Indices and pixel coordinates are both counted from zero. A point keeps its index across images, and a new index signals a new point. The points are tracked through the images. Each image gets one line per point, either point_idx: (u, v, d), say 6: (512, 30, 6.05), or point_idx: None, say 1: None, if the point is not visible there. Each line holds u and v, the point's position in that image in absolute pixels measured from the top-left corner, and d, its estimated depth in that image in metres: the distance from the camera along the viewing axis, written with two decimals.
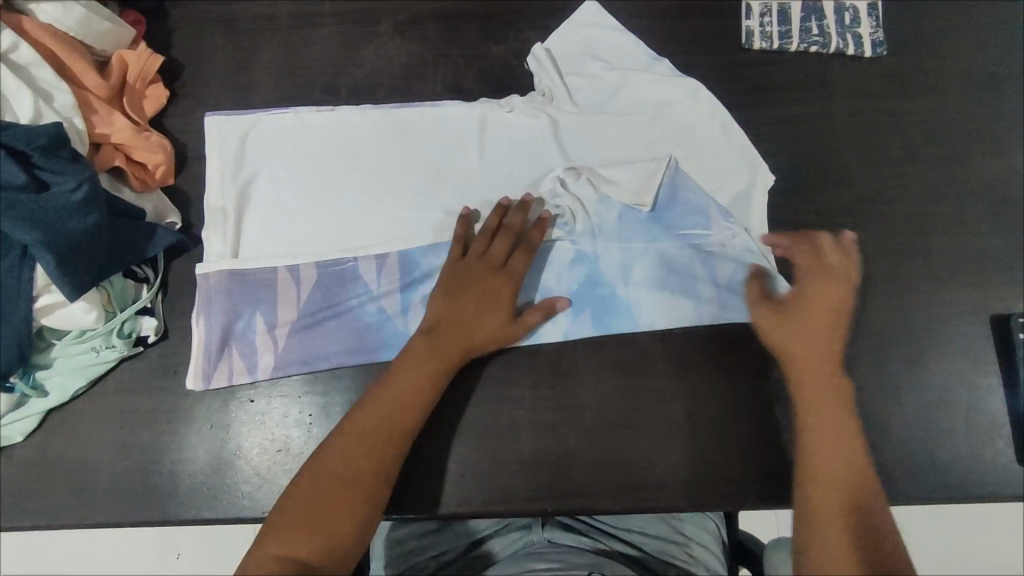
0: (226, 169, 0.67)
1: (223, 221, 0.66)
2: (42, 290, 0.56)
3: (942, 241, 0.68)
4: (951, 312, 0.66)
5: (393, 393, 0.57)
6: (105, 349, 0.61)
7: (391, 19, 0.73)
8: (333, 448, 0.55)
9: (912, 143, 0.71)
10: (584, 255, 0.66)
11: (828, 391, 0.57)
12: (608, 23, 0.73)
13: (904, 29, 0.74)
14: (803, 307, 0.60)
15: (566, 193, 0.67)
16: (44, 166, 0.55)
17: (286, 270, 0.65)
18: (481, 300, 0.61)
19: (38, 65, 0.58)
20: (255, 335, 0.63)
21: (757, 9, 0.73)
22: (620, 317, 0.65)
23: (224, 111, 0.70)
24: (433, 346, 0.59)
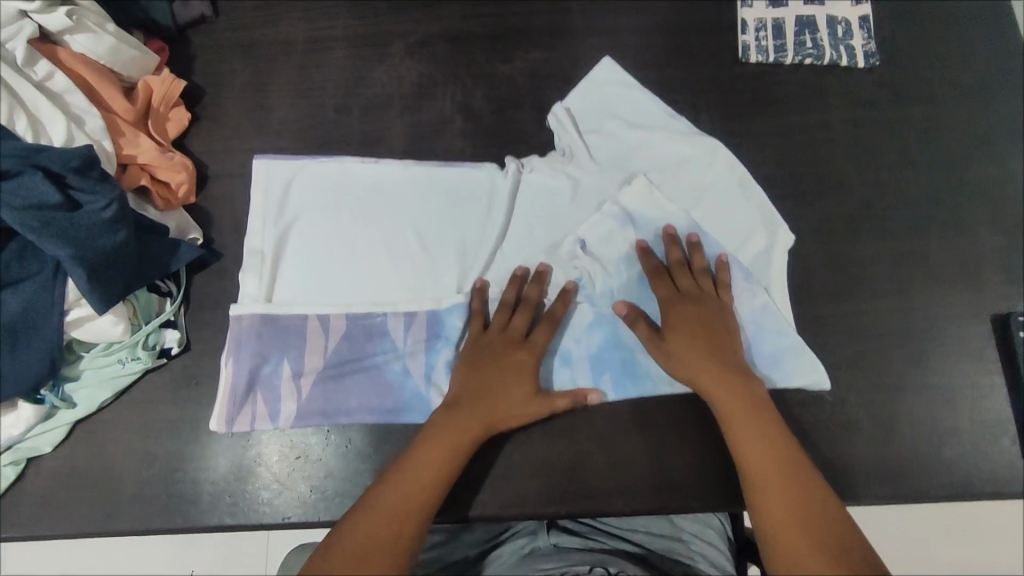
0: (267, 214, 0.69)
1: (263, 268, 0.68)
2: (73, 303, 0.58)
3: (940, 244, 0.70)
4: (953, 311, 0.68)
5: (419, 464, 0.58)
6: (130, 361, 0.63)
7: (402, 42, 0.77)
8: (355, 522, 0.55)
9: (908, 149, 0.73)
10: (601, 318, 0.67)
11: (742, 410, 0.59)
12: (625, 81, 0.74)
13: (895, 40, 0.76)
14: (680, 326, 0.63)
15: (586, 255, 0.69)
16: (77, 186, 0.58)
17: (316, 318, 0.67)
18: (507, 378, 0.62)
19: (71, 91, 0.62)
20: (280, 382, 0.65)
21: (752, 25, 0.76)
22: (642, 382, 0.65)
23: (270, 154, 0.72)
24: (459, 418, 0.60)
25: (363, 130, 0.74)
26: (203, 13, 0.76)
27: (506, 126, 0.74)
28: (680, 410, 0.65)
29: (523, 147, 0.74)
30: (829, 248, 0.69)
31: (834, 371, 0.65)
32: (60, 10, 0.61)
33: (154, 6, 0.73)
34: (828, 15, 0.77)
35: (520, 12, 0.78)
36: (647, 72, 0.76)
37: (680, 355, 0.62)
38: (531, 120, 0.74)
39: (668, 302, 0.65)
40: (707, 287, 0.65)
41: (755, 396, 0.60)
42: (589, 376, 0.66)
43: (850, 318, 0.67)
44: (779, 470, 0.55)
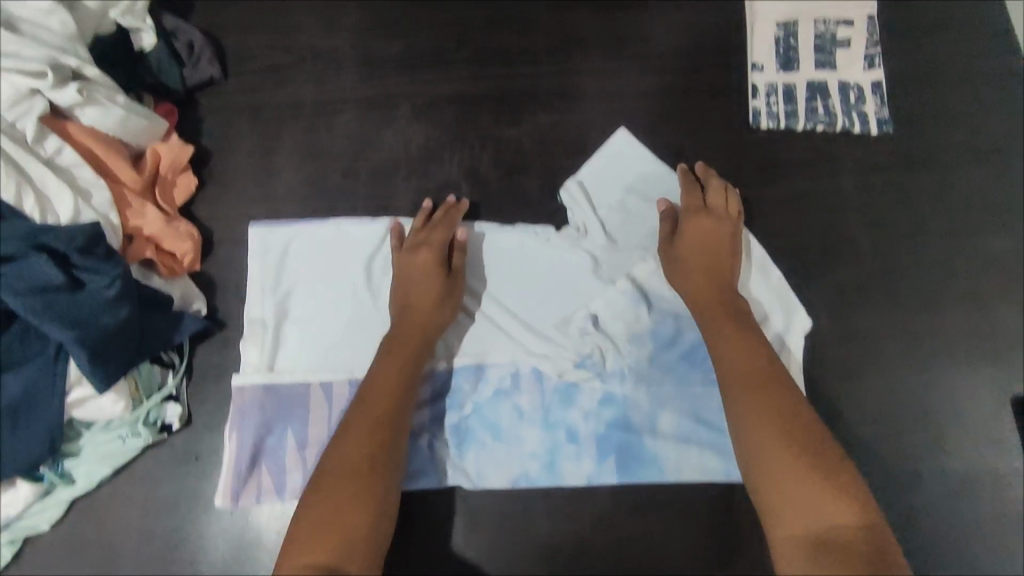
0: (266, 281, 0.69)
1: (265, 336, 0.67)
2: (75, 381, 0.58)
3: (957, 320, 0.68)
4: (969, 390, 0.67)
5: (375, 388, 0.61)
6: (131, 437, 0.62)
7: (409, 104, 0.76)
8: (350, 429, 0.57)
9: (924, 219, 0.71)
10: (610, 396, 0.69)
11: (731, 342, 0.62)
12: (641, 150, 0.74)
13: (910, 105, 0.75)
14: (694, 234, 0.67)
15: (597, 331, 0.69)
16: (80, 265, 0.58)
17: (319, 387, 0.66)
18: (412, 277, 0.67)
19: (79, 165, 0.61)
20: (284, 454, 0.64)
21: (763, 89, 0.76)
22: (644, 466, 0.68)
23: (267, 221, 0.71)
24: (399, 337, 0.64)
25: (370, 194, 0.73)
26: (212, 76, 0.76)
27: (514, 192, 0.74)
28: (679, 489, 0.68)
29: (531, 213, 0.74)
30: (841, 322, 0.68)
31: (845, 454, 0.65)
32: (71, 87, 0.61)
33: (163, 70, 0.73)
34: (841, 80, 0.76)
35: (529, 74, 0.77)
36: (657, 137, 0.75)
37: (688, 254, 0.67)
38: (539, 185, 0.74)
39: (687, 212, 0.68)
40: (731, 208, 0.69)
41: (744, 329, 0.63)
42: (594, 455, 0.68)
43: (860, 396, 0.66)
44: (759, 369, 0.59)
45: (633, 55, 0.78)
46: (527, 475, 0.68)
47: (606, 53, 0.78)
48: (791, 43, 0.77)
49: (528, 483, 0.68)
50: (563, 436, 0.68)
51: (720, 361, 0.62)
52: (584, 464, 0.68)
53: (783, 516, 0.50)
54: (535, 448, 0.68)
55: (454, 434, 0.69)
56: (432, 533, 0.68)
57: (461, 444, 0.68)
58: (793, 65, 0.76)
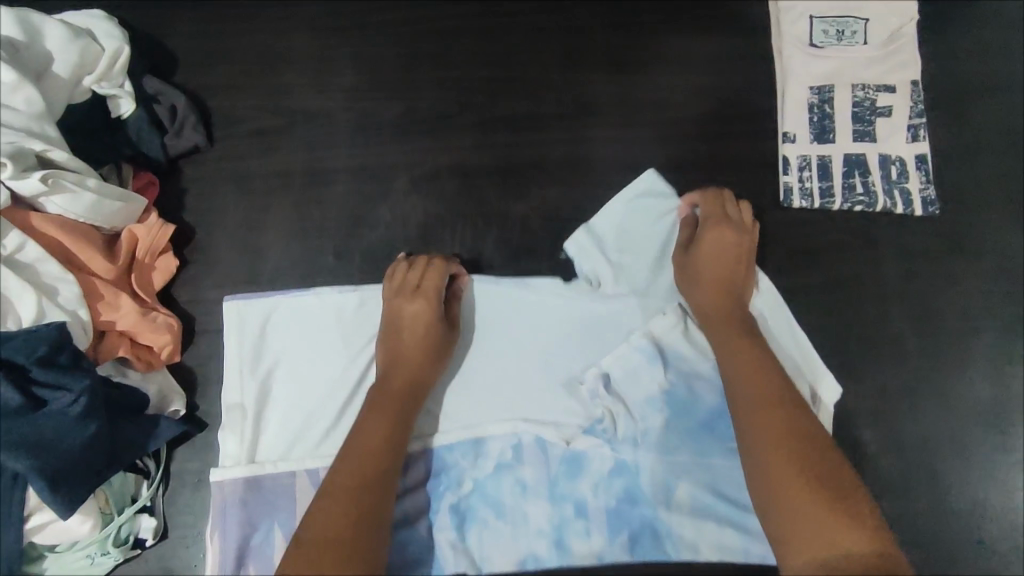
0: (245, 363, 0.63)
1: (247, 422, 0.62)
2: (36, 507, 0.52)
3: (995, 429, 0.64)
4: (1004, 501, 0.64)
5: (368, 435, 0.55)
6: (100, 556, 0.57)
7: (407, 175, 0.70)
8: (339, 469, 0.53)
9: (968, 313, 0.66)
10: (621, 465, 0.62)
11: (744, 363, 0.57)
12: (661, 196, 0.68)
13: (955, 184, 0.69)
14: (714, 242, 0.63)
15: (608, 394, 0.62)
16: (41, 378, 0.52)
17: (305, 475, 0.60)
18: (400, 319, 0.61)
19: (44, 260, 0.56)
20: (272, 551, 0.59)
21: (795, 162, 0.69)
22: (661, 543, 0.61)
23: (242, 294, 0.65)
24: (390, 386, 0.59)
25: (365, 277, 0.68)
26: (197, 143, 0.70)
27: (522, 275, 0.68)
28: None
29: None
30: (877, 429, 0.64)
31: None
32: (35, 175, 0.55)
33: (143, 138, 0.68)
34: (880, 153, 0.69)
35: (538, 144, 0.71)
36: None
37: (705, 266, 0.63)
38: (549, 268, 0.68)
39: (706, 220, 0.64)
40: (750, 222, 0.65)
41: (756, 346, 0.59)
42: (604, 531, 0.61)
43: (892, 511, 0.63)
44: (769, 388, 0.55)
45: (652, 122, 0.71)
46: (535, 557, 0.60)
47: (624, 120, 0.71)
48: (826, 111, 0.71)
49: (535, 565, 0.60)
50: (571, 510, 0.61)
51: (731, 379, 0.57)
52: (594, 540, 0.61)
53: (795, 544, 0.47)
54: (543, 526, 0.61)
55: (453, 515, 0.61)
56: None
57: (461, 525, 0.61)
58: (828, 136, 0.70)
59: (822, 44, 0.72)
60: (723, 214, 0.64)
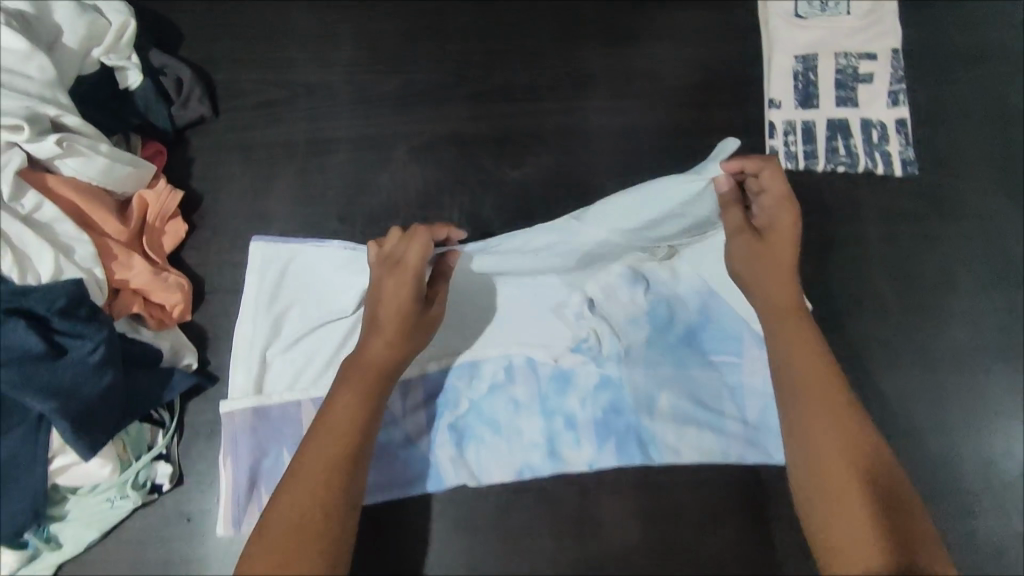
0: (261, 301, 0.65)
1: (258, 356, 0.64)
2: (58, 449, 0.56)
3: (983, 380, 0.65)
4: (993, 449, 0.64)
5: (336, 425, 0.50)
6: (119, 500, 0.60)
7: (408, 144, 0.73)
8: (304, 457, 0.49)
9: (949, 270, 0.67)
10: (607, 379, 0.64)
11: (813, 372, 0.51)
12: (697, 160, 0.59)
13: (937, 145, 0.71)
14: (779, 233, 0.55)
15: (593, 314, 0.64)
16: (61, 329, 0.55)
17: (309, 402, 0.64)
18: (377, 295, 0.54)
19: (60, 220, 0.59)
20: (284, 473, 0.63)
21: (780, 128, 0.72)
22: (647, 448, 0.62)
23: (269, 236, 0.67)
24: (361, 362, 0.53)
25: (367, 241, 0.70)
26: (202, 114, 0.73)
27: None
28: (685, 503, 0.61)
29: None
30: (866, 383, 0.65)
31: None
32: (50, 139, 0.58)
33: (151, 108, 0.70)
34: (862, 118, 0.72)
35: (532, 112, 0.73)
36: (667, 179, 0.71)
37: (767, 259, 0.55)
38: None
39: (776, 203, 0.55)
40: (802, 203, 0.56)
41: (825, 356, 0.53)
42: (593, 440, 0.62)
43: None
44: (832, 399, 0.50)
45: (642, 90, 0.74)
46: (530, 466, 0.62)
47: (614, 89, 0.74)
48: (810, 78, 0.73)
49: (531, 474, 0.62)
50: (561, 423, 0.63)
51: (789, 383, 0.52)
52: (585, 449, 0.62)
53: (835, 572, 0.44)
54: (536, 438, 0.62)
55: (452, 433, 0.63)
56: None
57: (458, 440, 0.63)
58: (811, 102, 0.72)
59: (805, 15, 0.74)
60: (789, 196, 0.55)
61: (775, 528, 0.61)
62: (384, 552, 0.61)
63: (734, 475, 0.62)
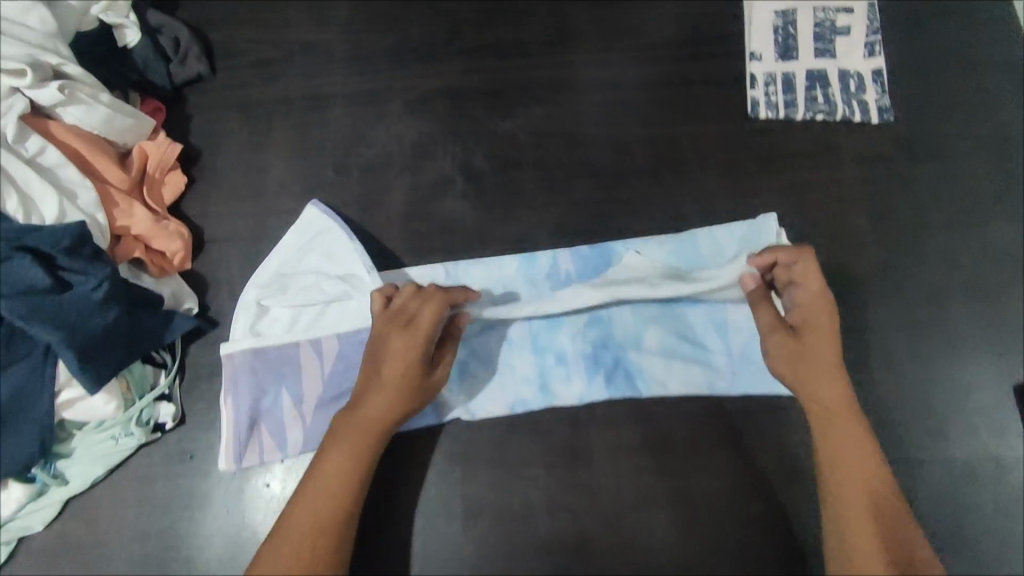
0: (287, 255, 0.69)
1: (255, 299, 0.67)
2: (64, 384, 0.58)
3: (963, 313, 0.67)
4: (976, 380, 0.66)
5: (329, 484, 0.54)
6: (124, 437, 0.62)
7: (401, 98, 0.75)
8: (294, 517, 0.53)
9: (927, 209, 0.70)
10: (596, 316, 0.66)
11: (858, 466, 0.54)
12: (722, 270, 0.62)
13: (913, 92, 0.73)
14: (816, 329, 0.58)
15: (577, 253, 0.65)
16: (67, 266, 0.57)
17: (308, 344, 0.66)
18: (382, 357, 0.57)
19: (63, 165, 0.61)
20: (282, 413, 0.65)
21: (761, 79, 0.74)
22: (634, 382, 0.65)
23: (328, 205, 0.71)
24: (358, 418, 0.57)
25: (363, 191, 0.72)
26: (200, 72, 0.75)
27: (508, 186, 0.72)
28: (672, 433, 0.64)
29: (525, 207, 0.71)
30: (845, 318, 0.67)
31: None
32: (52, 85, 0.60)
33: (150, 66, 0.72)
34: (840, 68, 0.74)
35: (521, 66, 0.75)
36: (654, 129, 0.73)
37: (804, 357, 0.57)
38: (535, 179, 0.72)
39: (808, 303, 0.58)
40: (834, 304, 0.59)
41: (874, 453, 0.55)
42: (582, 374, 0.65)
43: (866, 388, 0.65)
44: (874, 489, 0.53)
45: (629, 45, 0.76)
46: (522, 401, 0.64)
47: (601, 44, 0.76)
48: (789, 31, 0.75)
49: (523, 409, 0.64)
50: (552, 359, 0.65)
51: (835, 481, 0.54)
52: (574, 383, 0.65)
53: None
54: (527, 373, 0.65)
55: None
56: (410, 532, 0.62)
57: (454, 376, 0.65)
58: (791, 54, 0.75)
59: None
60: (824, 300, 0.58)
61: (763, 454, 0.63)
62: (381, 486, 0.63)
63: (718, 406, 0.64)
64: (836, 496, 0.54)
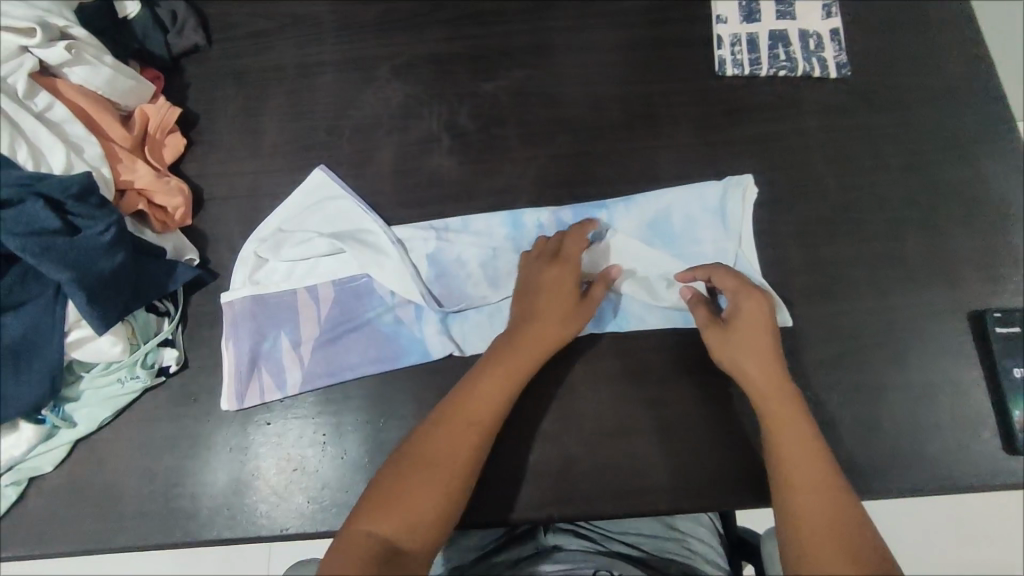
0: (292, 213, 0.73)
1: (253, 252, 0.70)
2: (74, 324, 0.60)
3: (917, 247, 0.72)
4: (933, 310, 0.70)
5: (486, 387, 0.61)
6: (130, 380, 0.65)
7: (389, 64, 0.79)
8: (449, 412, 0.60)
9: (882, 154, 0.75)
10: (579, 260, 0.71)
11: (798, 450, 0.58)
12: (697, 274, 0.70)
13: (867, 50, 0.79)
14: (745, 319, 0.64)
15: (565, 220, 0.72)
16: (76, 212, 0.60)
17: (305, 291, 0.70)
18: (543, 287, 0.65)
19: (70, 121, 0.64)
20: (281, 354, 0.68)
21: (727, 40, 0.79)
22: (615, 318, 0.69)
23: (334, 170, 0.75)
24: (523, 341, 0.63)
25: (354, 149, 0.76)
26: (197, 43, 0.79)
27: (492, 142, 0.76)
28: (649, 362, 0.68)
29: (509, 161, 0.75)
30: (808, 255, 0.71)
31: (819, 370, 0.68)
32: (59, 45, 0.63)
33: (149, 36, 0.76)
34: (799, 29, 0.80)
35: (502, 32, 0.80)
36: (627, 86, 0.77)
37: (735, 348, 0.63)
38: (517, 135, 0.76)
39: (736, 298, 0.65)
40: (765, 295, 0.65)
41: (819, 446, 0.58)
42: None
43: (830, 319, 0.69)
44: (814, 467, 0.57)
45: (603, 10, 0.81)
46: None
47: (576, 10, 0.81)
48: None
49: None
50: None
51: (782, 468, 0.58)
52: None
53: None
54: None
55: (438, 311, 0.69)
56: None
57: (446, 316, 0.69)
58: (754, 17, 0.80)
59: None
60: (750, 291, 0.65)
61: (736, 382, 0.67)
62: (376, 423, 0.66)
63: (694, 337, 0.68)
64: (789, 487, 0.57)
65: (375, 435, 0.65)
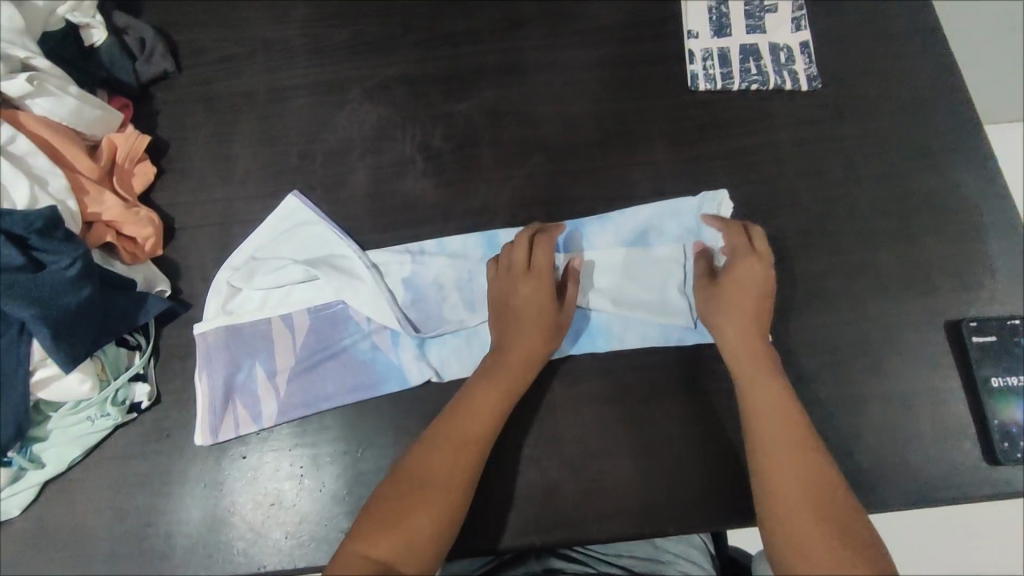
0: (266, 241, 0.72)
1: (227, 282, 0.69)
2: (39, 362, 0.59)
3: (892, 257, 0.72)
4: (910, 320, 0.70)
5: (476, 405, 0.60)
6: (100, 418, 0.63)
7: (361, 86, 0.78)
8: (441, 430, 0.59)
9: (854, 166, 0.75)
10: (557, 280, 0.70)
11: (770, 405, 0.59)
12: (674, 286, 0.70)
13: (836, 62, 0.79)
14: (737, 279, 0.65)
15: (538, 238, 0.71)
16: (39, 247, 0.59)
17: (280, 320, 0.68)
18: (521, 302, 0.66)
19: (34, 154, 0.62)
20: (256, 385, 0.67)
21: (699, 55, 0.79)
22: (595, 337, 0.68)
23: (308, 196, 0.74)
24: (508, 360, 0.63)
25: (327, 174, 0.75)
26: (166, 70, 0.78)
27: (467, 162, 0.75)
28: (628, 381, 0.67)
29: (484, 181, 0.74)
30: (784, 269, 0.72)
31: (799, 384, 0.68)
32: (21, 76, 0.62)
33: (117, 64, 0.75)
34: (770, 42, 0.80)
35: (475, 52, 0.80)
36: (601, 103, 0.77)
37: (723, 306, 0.65)
38: (492, 155, 0.75)
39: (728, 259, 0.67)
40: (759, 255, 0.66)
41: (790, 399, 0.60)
42: None
43: (809, 332, 0.69)
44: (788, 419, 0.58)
45: (574, 28, 0.81)
46: None
47: (548, 29, 0.81)
48: (723, 12, 0.81)
49: None
50: None
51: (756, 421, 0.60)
52: None
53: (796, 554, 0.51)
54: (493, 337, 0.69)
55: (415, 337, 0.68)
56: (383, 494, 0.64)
57: (422, 341, 0.68)
58: (725, 32, 0.81)
59: None
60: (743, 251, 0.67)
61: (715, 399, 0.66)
62: (354, 453, 0.64)
63: (672, 355, 0.68)
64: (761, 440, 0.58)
65: (353, 466, 0.64)
